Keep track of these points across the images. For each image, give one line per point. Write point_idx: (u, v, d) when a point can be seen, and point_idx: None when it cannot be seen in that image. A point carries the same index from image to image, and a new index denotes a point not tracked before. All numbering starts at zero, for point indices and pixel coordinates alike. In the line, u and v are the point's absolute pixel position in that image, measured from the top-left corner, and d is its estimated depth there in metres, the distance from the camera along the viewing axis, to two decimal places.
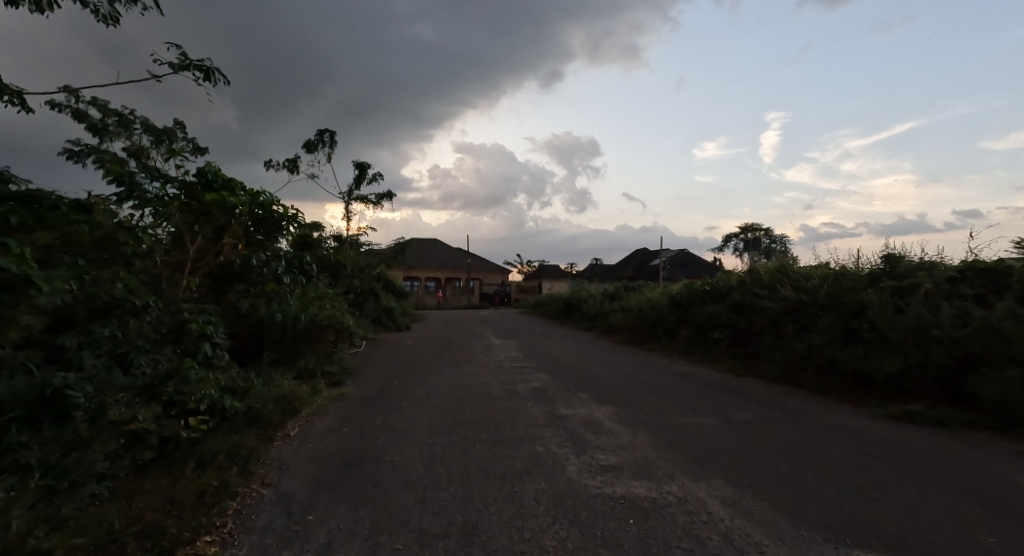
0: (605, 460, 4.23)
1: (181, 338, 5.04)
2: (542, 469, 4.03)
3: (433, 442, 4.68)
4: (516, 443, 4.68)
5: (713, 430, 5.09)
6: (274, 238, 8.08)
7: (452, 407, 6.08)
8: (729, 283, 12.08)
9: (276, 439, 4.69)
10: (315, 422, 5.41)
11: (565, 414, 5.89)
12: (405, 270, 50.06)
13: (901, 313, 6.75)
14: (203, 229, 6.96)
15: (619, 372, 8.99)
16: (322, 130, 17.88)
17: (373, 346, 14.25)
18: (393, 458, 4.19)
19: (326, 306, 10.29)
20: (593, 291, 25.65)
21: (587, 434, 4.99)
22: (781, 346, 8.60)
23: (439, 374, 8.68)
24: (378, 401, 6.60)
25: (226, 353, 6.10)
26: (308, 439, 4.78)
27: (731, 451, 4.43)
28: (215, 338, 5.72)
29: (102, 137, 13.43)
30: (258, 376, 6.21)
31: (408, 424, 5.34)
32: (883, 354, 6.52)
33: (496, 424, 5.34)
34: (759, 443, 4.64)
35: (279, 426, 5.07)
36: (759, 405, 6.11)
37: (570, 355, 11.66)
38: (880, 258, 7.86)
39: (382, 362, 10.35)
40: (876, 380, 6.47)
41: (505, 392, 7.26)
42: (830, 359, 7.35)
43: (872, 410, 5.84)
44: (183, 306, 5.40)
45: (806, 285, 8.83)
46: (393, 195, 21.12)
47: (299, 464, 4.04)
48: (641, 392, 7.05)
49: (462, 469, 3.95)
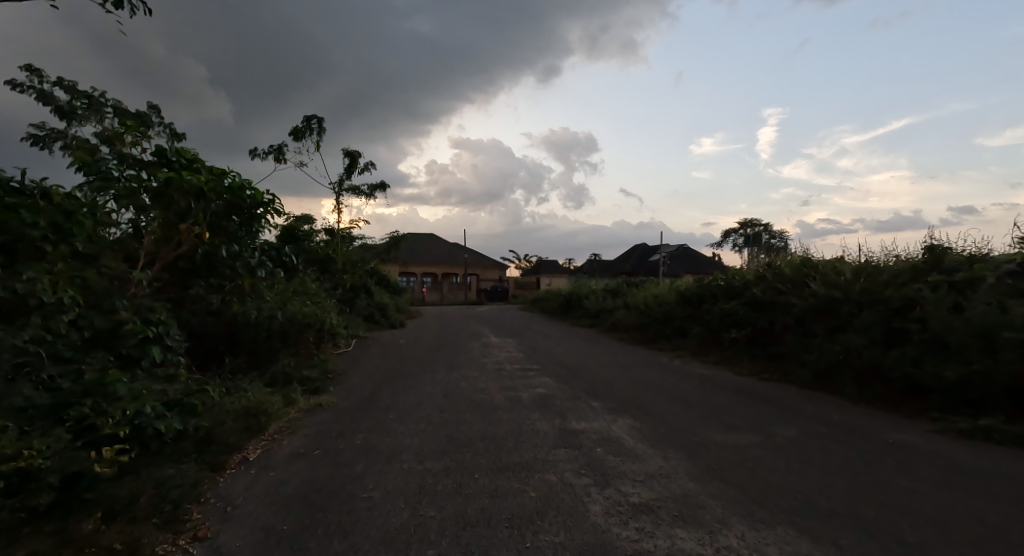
0: (635, 497, 3.37)
1: (117, 343, 4.15)
2: (558, 510, 3.18)
3: (422, 471, 3.82)
4: (522, 471, 3.84)
5: (759, 453, 4.26)
6: (247, 229, 7.26)
7: (446, 422, 5.22)
8: (745, 279, 11.26)
9: (229, 468, 3.81)
10: (283, 443, 4.54)
11: (577, 430, 5.03)
12: (401, 266, 49.12)
13: (957, 311, 5.93)
14: (164, 214, 6.10)
15: (632, 376, 8.17)
16: (310, 117, 17.02)
17: (364, 346, 13.37)
18: (370, 497, 3.33)
19: (309, 303, 9.41)
20: (595, 287, 24.83)
21: (607, 457, 4.16)
22: (811, 348, 7.79)
23: (433, 379, 7.82)
24: (361, 413, 5.73)
25: (182, 358, 5.22)
26: (269, 467, 3.90)
27: (791, 483, 3.58)
28: (165, 342, 4.84)
29: (69, 120, 12.45)
30: (222, 386, 5.34)
31: (393, 444, 4.49)
32: (940, 358, 5.68)
33: (498, 444, 4.49)
34: (819, 471, 3.81)
35: (238, 449, 4.22)
36: (802, 419, 5.27)
37: (575, 356, 10.85)
38: (924, 250, 7.04)
39: (371, 364, 9.47)
40: (933, 388, 5.64)
41: (507, 401, 6.42)
42: (872, 363, 6.54)
43: (933, 425, 5.03)
44: (124, 304, 4.52)
45: (837, 281, 8.01)
46: (386, 186, 20.25)
47: (249, 506, 3.16)
48: (661, 402, 6.22)
49: (456, 512, 3.11)
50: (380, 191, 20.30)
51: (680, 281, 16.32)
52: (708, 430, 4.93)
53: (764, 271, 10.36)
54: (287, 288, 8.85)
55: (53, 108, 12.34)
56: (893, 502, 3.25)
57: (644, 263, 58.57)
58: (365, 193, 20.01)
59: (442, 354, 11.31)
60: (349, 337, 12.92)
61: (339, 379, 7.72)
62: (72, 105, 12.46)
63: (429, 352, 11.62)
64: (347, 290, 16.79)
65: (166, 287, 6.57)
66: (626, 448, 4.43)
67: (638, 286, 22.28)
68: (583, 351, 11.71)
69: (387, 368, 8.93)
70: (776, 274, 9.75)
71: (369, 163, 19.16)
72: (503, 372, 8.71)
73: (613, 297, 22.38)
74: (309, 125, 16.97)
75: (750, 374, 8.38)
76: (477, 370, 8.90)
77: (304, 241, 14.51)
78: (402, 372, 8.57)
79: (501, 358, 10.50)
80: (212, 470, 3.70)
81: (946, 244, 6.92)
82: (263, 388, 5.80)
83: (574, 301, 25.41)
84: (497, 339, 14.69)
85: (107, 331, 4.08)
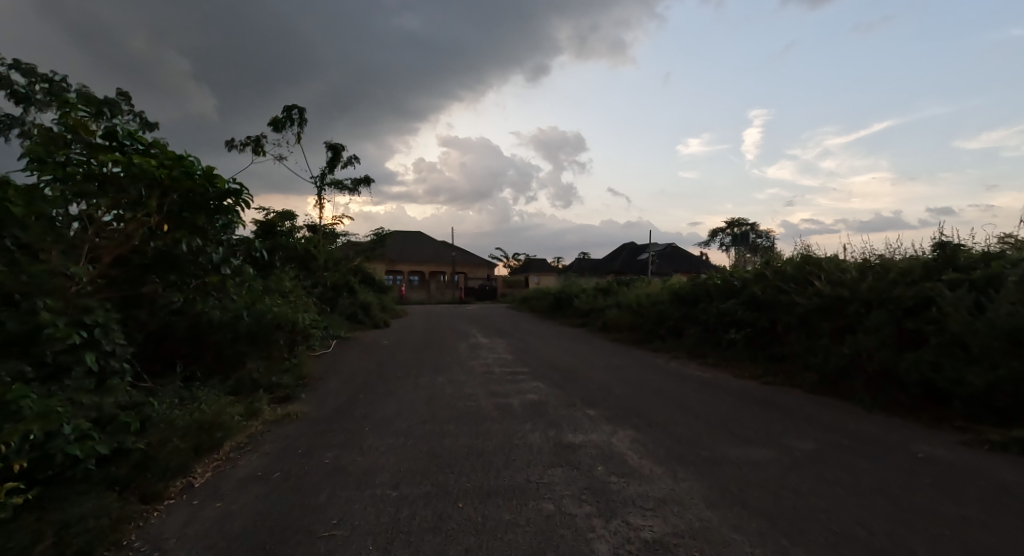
0: (646, 531, 2.87)
1: (37, 350, 3.53)
2: (556, 551, 2.66)
3: (397, 498, 3.29)
4: (513, 497, 3.32)
5: (779, 472, 3.79)
6: (212, 221, 6.66)
7: (428, 436, 4.68)
8: (743, 277, 10.87)
9: (169, 498, 3.23)
10: (241, 462, 3.97)
11: (575, 444, 4.52)
12: (388, 264, 48.31)
13: (978, 311, 5.53)
14: (114, 204, 5.49)
15: (629, 380, 7.72)
16: (290, 106, 16.06)
17: (345, 347, 12.74)
18: (333, 535, 2.78)
19: (284, 302, 8.77)
20: (585, 286, 24.40)
21: (609, 478, 3.67)
22: (816, 350, 7.39)
23: (416, 384, 7.26)
24: (333, 425, 5.15)
25: (126, 366, 4.59)
26: (218, 495, 3.33)
27: (823, 511, 3.11)
28: (102, 347, 4.20)
29: (26, 105, 11.59)
30: (175, 396, 4.75)
31: (366, 464, 3.94)
32: (962, 362, 5.28)
33: (486, 463, 3.97)
34: (850, 494, 3.36)
35: (184, 472, 3.65)
36: (819, 429, 4.83)
37: (567, 357, 10.37)
38: (937, 246, 6.66)
39: (351, 368, 8.87)
40: (954, 395, 5.23)
41: (497, 409, 5.90)
42: (884, 367, 6.15)
43: (960, 436, 4.62)
44: (51, 303, 3.89)
45: (843, 279, 7.63)
46: (371, 181, 19.57)
47: (182, 551, 2.59)
48: (663, 410, 5.75)
49: (434, 554, 2.58)
50: (365, 186, 19.59)
51: (674, 280, 15.93)
52: (718, 442, 4.47)
53: (764, 269, 9.96)
54: (259, 286, 8.22)
55: (8, 92, 11.47)
56: (942, 534, 2.81)
57: (633, 261, 58.43)
58: (349, 188, 19.30)
59: (427, 355, 10.75)
60: (329, 338, 12.28)
61: (314, 385, 7.13)
62: (30, 89, 11.60)
63: (414, 353, 11.04)
64: (330, 289, 16.13)
65: (119, 285, 5.95)
66: (630, 466, 3.93)
67: (630, 285, 21.89)
68: (576, 352, 11.25)
69: (367, 372, 8.32)
70: (777, 272, 9.35)
71: (353, 157, 18.45)
72: (492, 376, 8.19)
73: (604, 296, 21.95)
74: (290, 115, 16.20)
75: (752, 377, 7.98)
76: (465, 374, 8.34)
77: (283, 237, 13.82)
78: (384, 376, 8.00)
79: (490, 360, 9.97)
80: (146, 502, 3.12)
81: (960, 240, 6.54)
82: (224, 398, 5.21)
83: (565, 300, 24.96)
84: (486, 340, 14.17)
85: (25, 337, 3.45)
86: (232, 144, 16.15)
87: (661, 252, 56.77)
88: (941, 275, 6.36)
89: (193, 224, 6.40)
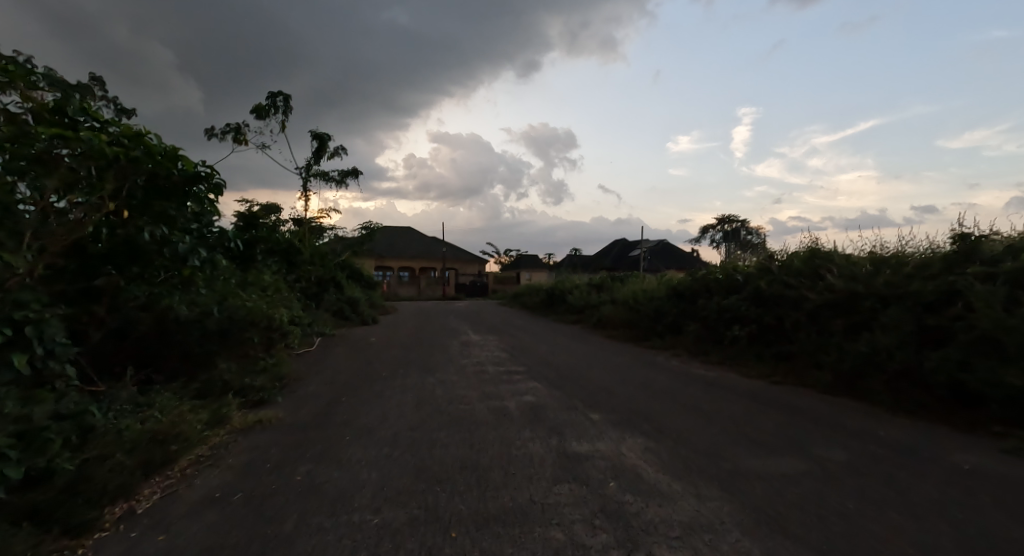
0: None
1: None
2: None
3: (378, 527, 2.77)
4: (515, 525, 2.82)
5: (816, 487, 3.34)
6: (182, 209, 6.21)
7: (416, 446, 4.17)
8: (746, 272, 10.45)
9: (101, 530, 2.68)
10: (198, 479, 3.43)
11: (581, 455, 4.05)
12: (377, 259, 47.51)
13: (1010, 307, 5.15)
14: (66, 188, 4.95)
15: (632, 380, 7.26)
16: (274, 93, 15.34)
17: (330, 345, 12.15)
18: None
19: (262, 297, 8.19)
20: (579, 282, 23.96)
21: (625, 498, 3.19)
22: (829, 348, 6.98)
23: (403, 386, 6.71)
24: (310, 433, 4.62)
25: (70, 368, 4.01)
26: (162, 525, 2.78)
27: (878, 539, 2.65)
28: (37, 347, 3.62)
29: None
30: (128, 402, 4.18)
31: (344, 482, 3.41)
32: (995, 362, 4.88)
33: (482, 479, 3.46)
34: (902, 516, 2.92)
35: (128, 494, 3.10)
36: (846, 436, 4.40)
37: (565, 355, 9.90)
38: (959, 238, 6.28)
39: (334, 367, 8.32)
40: (988, 398, 4.83)
41: (492, 413, 5.39)
42: (907, 366, 5.74)
43: (1000, 443, 4.22)
44: None
45: (856, 273, 7.21)
46: (359, 173, 18.91)
47: None
48: (674, 415, 5.28)
49: None
50: (353, 178, 18.91)
51: (671, 276, 15.51)
52: (741, 452, 4.01)
53: (769, 264, 9.54)
54: (234, 280, 7.63)
55: None
56: None
57: (625, 258, 58.20)
58: (335, 180, 18.61)
59: (416, 354, 10.21)
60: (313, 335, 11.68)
61: (293, 386, 6.55)
62: None
63: (403, 351, 10.47)
64: (315, 284, 15.49)
65: (74, 277, 5.36)
66: (646, 482, 3.45)
67: (625, 281, 21.47)
68: (573, 350, 10.78)
69: (351, 372, 7.75)
70: (784, 267, 8.94)
71: (340, 147, 17.75)
72: (486, 376, 7.69)
73: (598, 293, 21.51)
74: (273, 102, 15.45)
75: (760, 376, 7.56)
76: (456, 374, 7.81)
77: (264, 230, 13.16)
78: (369, 377, 7.43)
79: (483, 359, 9.45)
80: (70, 536, 2.57)
81: (984, 231, 6.17)
82: (187, 403, 4.64)
83: (558, 297, 24.50)
84: (478, 337, 13.66)
85: None
86: (212, 132, 15.40)
87: (653, 248, 56.56)
88: (965, 268, 5.98)
89: (159, 211, 5.90)
